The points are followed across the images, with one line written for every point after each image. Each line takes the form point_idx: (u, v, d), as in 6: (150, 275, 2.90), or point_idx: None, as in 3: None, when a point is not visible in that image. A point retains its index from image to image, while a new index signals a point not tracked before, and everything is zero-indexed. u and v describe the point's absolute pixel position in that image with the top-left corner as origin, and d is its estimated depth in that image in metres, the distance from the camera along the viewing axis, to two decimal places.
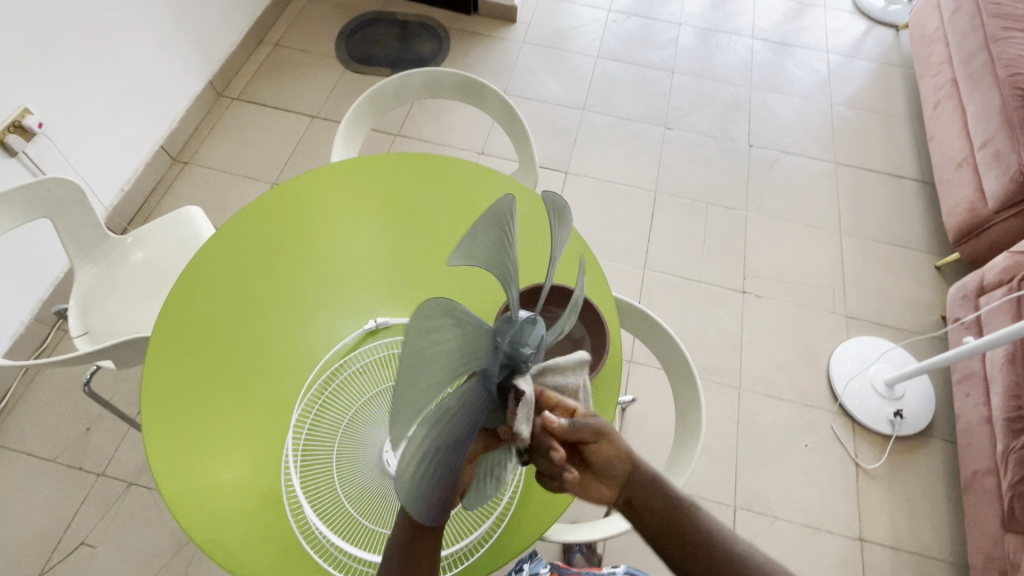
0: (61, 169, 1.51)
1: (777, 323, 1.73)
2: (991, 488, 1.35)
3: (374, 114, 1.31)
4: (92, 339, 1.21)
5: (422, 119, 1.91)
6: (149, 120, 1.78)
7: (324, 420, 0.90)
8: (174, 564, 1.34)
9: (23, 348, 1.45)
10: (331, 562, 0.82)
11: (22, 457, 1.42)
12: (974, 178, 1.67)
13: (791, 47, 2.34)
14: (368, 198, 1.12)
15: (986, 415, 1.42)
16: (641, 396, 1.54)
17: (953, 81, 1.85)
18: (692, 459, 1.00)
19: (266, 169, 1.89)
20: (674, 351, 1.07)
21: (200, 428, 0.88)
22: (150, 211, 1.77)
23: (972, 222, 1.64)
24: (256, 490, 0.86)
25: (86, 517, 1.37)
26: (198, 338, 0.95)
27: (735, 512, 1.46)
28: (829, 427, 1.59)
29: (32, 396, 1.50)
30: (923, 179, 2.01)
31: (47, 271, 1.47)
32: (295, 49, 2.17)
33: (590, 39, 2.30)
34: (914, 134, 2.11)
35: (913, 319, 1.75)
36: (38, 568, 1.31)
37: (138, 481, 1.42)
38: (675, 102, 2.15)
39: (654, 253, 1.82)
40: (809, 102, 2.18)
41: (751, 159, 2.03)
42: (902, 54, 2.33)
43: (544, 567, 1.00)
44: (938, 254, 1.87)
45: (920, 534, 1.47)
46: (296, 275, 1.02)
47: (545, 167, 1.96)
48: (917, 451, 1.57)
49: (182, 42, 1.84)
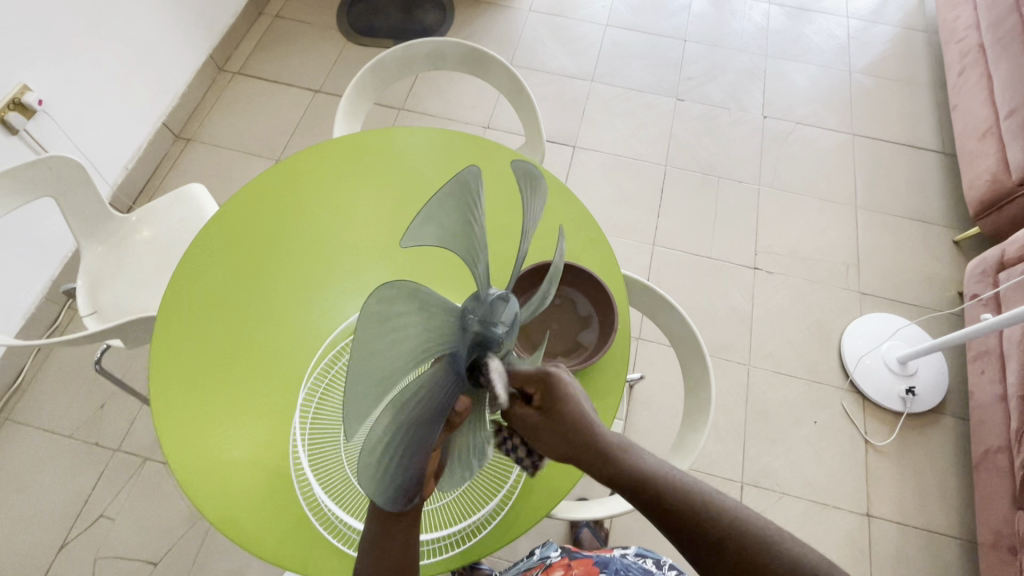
0: (63, 148, 1.50)
1: (789, 300, 1.70)
2: (1004, 466, 1.34)
3: (376, 87, 1.28)
4: (101, 318, 1.21)
5: (426, 92, 1.87)
6: (151, 96, 1.76)
7: (329, 401, 0.89)
8: (189, 537, 1.37)
9: (35, 327, 1.47)
10: (342, 539, 0.83)
11: (41, 433, 1.45)
12: (998, 148, 1.61)
13: (810, 12, 2.25)
14: (374, 174, 1.10)
15: (1001, 392, 1.40)
16: (648, 374, 1.53)
17: (979, 47, 1.77)
18: (701, 438, 0.99)
19: (270, 145, 1.86)
20: (682, 330, 1.06)
21: (210, 408, 0.89)
22: (155, 189, 1.77)
23: (993, 194, 1.59)
24: (266, 468, 0.87)
25: (104, 492, 1.40)
26: (204, 319, 0.94)
27: (743, 488, 1.46)
28: (840, 404, 1.58)
29: (45, 375, 1.52)
30: (944, 151, 1.94)
31: (54, 250, 1.48)
32: (296, 21, 2.13)
33: (600, 6, 2.22)
34: (936, 102, 2.04)
35: (929, 295, 1.71)
36: (59, 540, 1.35)
37: (152, 457, 1.44)
38: (687, 72, 2.08)
39: (664, 229, 1.79)
40: (827, 70, 2.11)
41: (765, 130, 1.98)
42: (926, 18, 2.23)
43: (554, 551, 0.99)
44: (957, 228, 1.82)
45: (928, 511, 1.46)
46: (299, 257, 1.01)
47: (553, 142, 1.92)
48: (929, 428, 1.56)
49: (182, 14, 1.80)
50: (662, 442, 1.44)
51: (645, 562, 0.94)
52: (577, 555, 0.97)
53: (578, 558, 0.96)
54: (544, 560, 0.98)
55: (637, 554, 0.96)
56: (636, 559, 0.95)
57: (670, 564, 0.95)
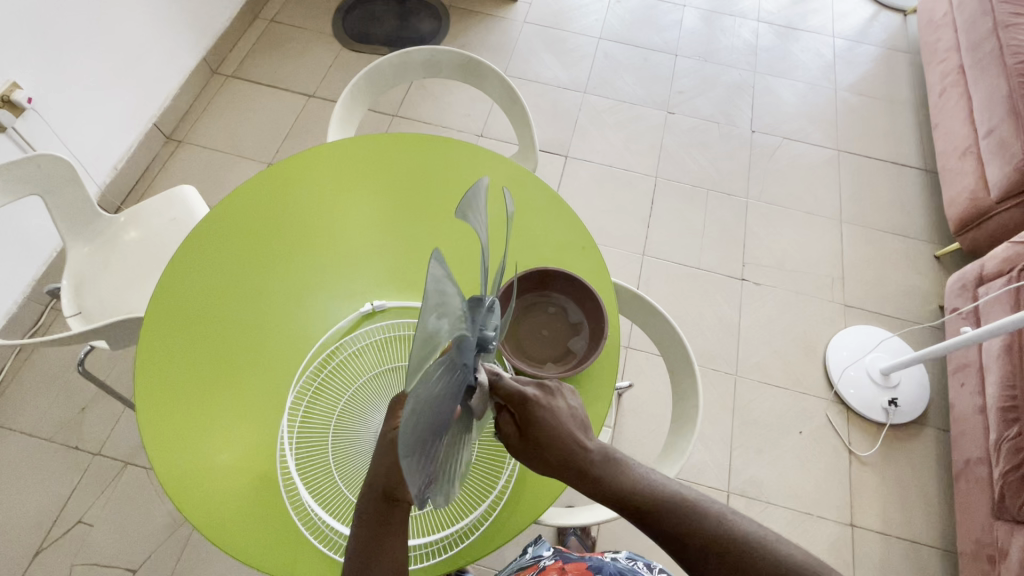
0: (51, 146, 1.48)
1: (776, 311, 1.73)
2: (983, 477, 1.36)
3: (371, 94, 1.28)
4: (86, 319, 1.20)
5: (420, 100, 1.88)
6: (143, 97, 1.75)
7: (319, 404, 0.90)
8: (170, 544, 1.35)
9: (17, 327, 1.45)
10: (327, 544, 0.83)
11: (18, 435, 1.42)
12: (977, 167, 1.65)
13: (797, 31, 2.30)
14: (367, 179, 1.10)
15: (981, 404, 1.42)
16: (637, 382, 1.54)
17: (960, 68, 1.82)
18: (689, 446, 1.00)
19: (262, 148, 1.86)
20: (671, 339, 1.07)
21: (196, 411, 0.88)
22: (144, 190, 1.75)
23: (973, 211, 1.62)
24: (250, 472, 0.86)
25: (83, 496, 1.37)
26: (193, 321, 0.94)
27: (729, 497, 1.47)
28: (824, 415, 1.60)
29: (27, 376, 1.49)
30: (926, 168, 1.99)
31: (39, 249, 1.46)
32: (291, 26, 2.13)
33: (594, 19, 2.26)
34: (919, 121, 2.09)
35: (911, 308, 1.74)
36: (35, 546, 1.32)
37: (134, 461, 1.42)
38: (678, 86, 2.12)
39: (653, 239, 1.81)
40: (813, 87, 2.16)
41: (753, 145, 2.01)
42: (909, 40, 2.29)
43: (548, 551, 0.99)
44: (938, 243, 1.86)
45: (910, 522, 1.48)
46: (290, 260, 1.01)
47: (545, 151, 1.93)
48: (911, 440, 1.58)
49: (176, 16, 1.80)
50: (650, 450, 1.44)
51: (636, 564, 0.95)
52: (571, 558, 0.97)
53: (571, 560, 0.96)
54: (537, 561, 0.98)
55: (628, 556, 0.96)
56: (627, 561, 0.95)
57: (661, 569, 0.96)
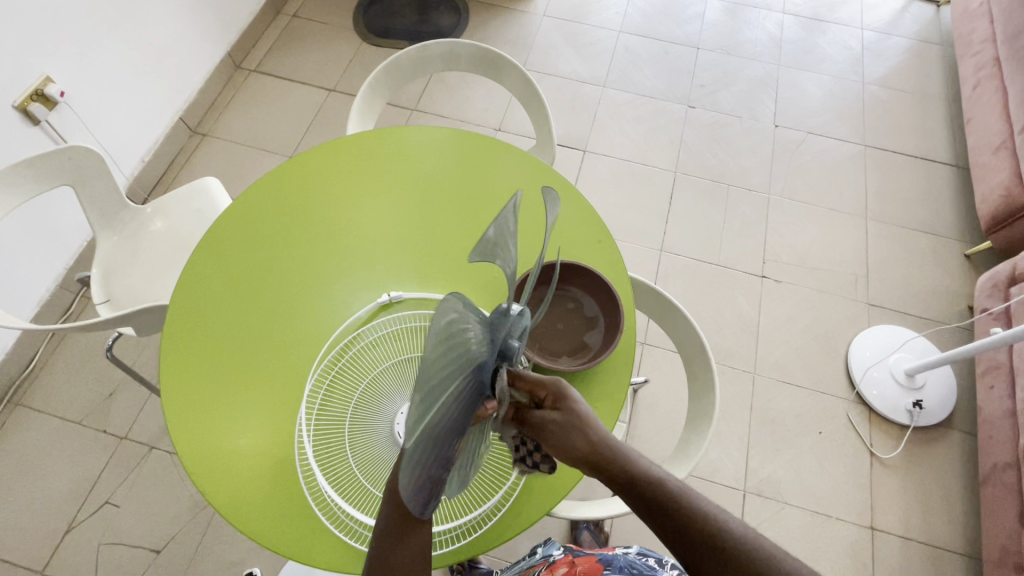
0: (82, 139, 1.53)
1: (797, 309, 1.70)
2: (1011, 482, 1.32)
3: (391, 87, 1.29)
4: (113, 306, 1.24)
5: (439, 93, 1.89)
6: (170, 91, 1.79)
7: (337, 392, 0.91)
8: (192, 526, 1.38)
9: (48, 313, 1.50)
10: (343, 530, 0.84)
11: (48, 418, 1.47)
12: (1012, 163, 1.60)
13: (824, 23, 2.25)
14: (386, 172, 1.11)
15: (1010, 408, 1.38)
16: (652, 378, 1.53)
17: (995, 61, 1.76)
18: (703, 442, 0.99)
19: (284, 141, 1.89)
20: (688, 334, 1.05)
21: (219, 395, 0.90)
22: (171, 182, 1.79)
23: (1006, 208, 1.57)
24: (271, 457, 0.88)
25: (111, 478, 1.42)
26: (219, 308, 0.96)
27: (745, 496, 1.46)
28: (845, 415, 1.57)
29: (58, 361, 1.54)
30: (956, 164, 1.94)
31: (70, 239, 1.51)
32: (312, 21, 2.16)
33: (614, 12, 2.24)
34: (951, 116, 2.03)
35: (938, 308, 1.70)
36: (65, 524, 1.37)
37: (158, 446, 1.46)
38: (699, 79, 2.09)
39: (671, 234, 1.79)
40: (840, 81, 2.11)
41: (777, 139, 1.98)
42: (941, 31, 2.23)
43: (558, 549, 0.98)
44: (969, 241, 1.81)
45: (933, 526, 1.45)
46: (309, 249, 1.02)
47: (563, 145, 1.93)
48: (935, 442, 1.54)
49: (202, 10, 1.83)
50: (664, 446, 1.44)
51: (648, 560, 0.93)
52: (581, 552, 0.96)
53: (581, 555, 0.95)
54: (547, 559, 0.97)
55: (639, 552, 0.94)
56: (638, 557, 0.94)
57: (671, 564, 0.94)
